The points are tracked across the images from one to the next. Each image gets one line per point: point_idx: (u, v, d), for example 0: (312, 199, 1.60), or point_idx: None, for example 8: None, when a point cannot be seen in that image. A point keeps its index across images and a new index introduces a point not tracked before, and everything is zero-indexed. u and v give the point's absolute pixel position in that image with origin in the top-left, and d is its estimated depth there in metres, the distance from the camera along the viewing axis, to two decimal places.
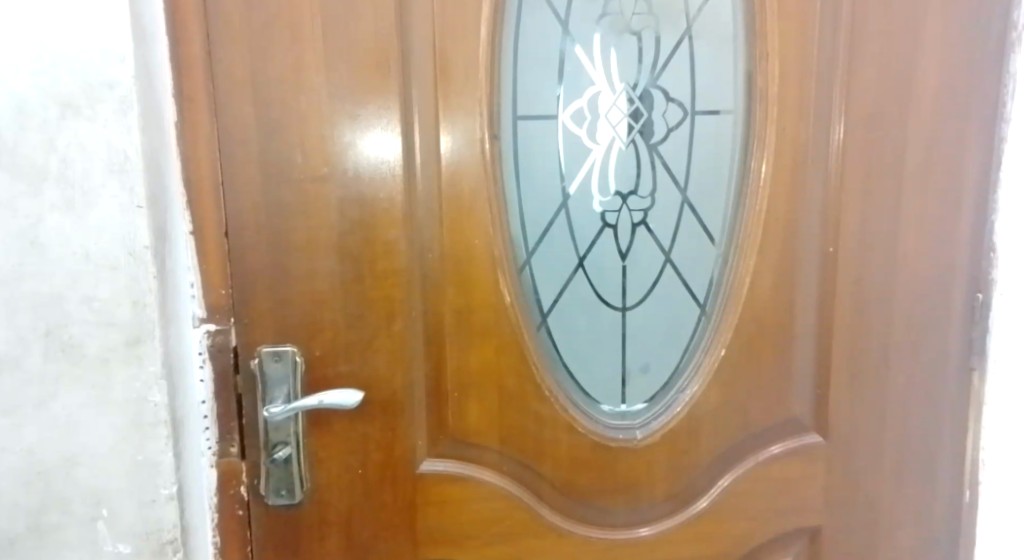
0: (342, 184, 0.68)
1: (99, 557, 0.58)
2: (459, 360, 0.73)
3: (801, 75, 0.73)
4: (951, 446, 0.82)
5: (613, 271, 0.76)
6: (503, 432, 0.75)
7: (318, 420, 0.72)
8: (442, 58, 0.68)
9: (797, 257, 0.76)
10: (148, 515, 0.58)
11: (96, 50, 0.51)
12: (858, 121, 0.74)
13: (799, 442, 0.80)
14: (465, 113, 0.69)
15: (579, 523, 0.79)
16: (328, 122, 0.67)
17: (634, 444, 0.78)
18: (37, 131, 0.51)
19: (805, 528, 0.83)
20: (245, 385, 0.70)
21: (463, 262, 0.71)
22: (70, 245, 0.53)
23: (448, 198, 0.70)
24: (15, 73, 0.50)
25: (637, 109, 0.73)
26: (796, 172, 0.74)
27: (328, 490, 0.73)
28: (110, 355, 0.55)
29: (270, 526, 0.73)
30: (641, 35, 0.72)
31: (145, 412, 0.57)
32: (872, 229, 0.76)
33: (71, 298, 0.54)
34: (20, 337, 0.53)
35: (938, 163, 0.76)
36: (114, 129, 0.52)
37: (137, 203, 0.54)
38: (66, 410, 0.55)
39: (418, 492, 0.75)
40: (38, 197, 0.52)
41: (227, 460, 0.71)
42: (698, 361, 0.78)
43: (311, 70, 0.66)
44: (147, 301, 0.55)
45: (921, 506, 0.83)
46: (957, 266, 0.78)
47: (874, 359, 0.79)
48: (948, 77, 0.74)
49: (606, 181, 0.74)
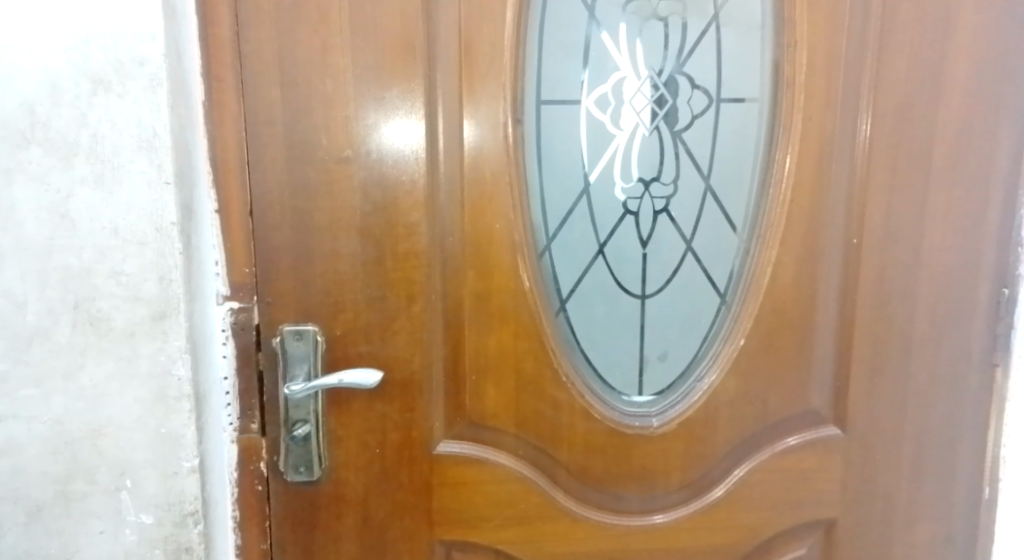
0: (366, 166, 0.68)
1: (122, 527, 0.59)
2: (478, 344, 0.74)
3: (829, 64, 0.72)
4: (971, 442, 0.81)
5: (634, 258, 0.76)
6: (520, 416, 0.75)
7: (338, 399, 0.73)
8: (467, 42, 0.68)
9: (821, 249, 0.76)
10: (170, 487, 0.60)
11: (128, 28, 0.51)
12: (887, 112, 0.73)
13: (817, 434, 0.80)
14: (489, 98, 0.69)
15: (594, 508, 0.79)
16: (354, 105, 0.67)
17: (650, 431, 0.78)
18: (69, 107, 0.52)
19: (821, 521, 0.82)
20: (266, 362, 0.71)
21: (483, 246, 0.72)
22: (99, 220, 0.54)
23: (470, 182, 0.70)
24: (49, 49, 0.51)
25: (662, 96, 0.72)
26: (822, 162, 0.74)
27: (346, 468, 0.74)
28: (136, 329, 0.56)
29: (288, 502, 0.74)
30: (668, 21, 0.71)
31: (170, 386, 0.58)
32: (899, 221, 0.75)
33: (99, 272, 0.55)
34: (51, 309, 0.54)
35: (967, 156, 0.75)
36: (143, 105, 0.53)
37: (165, 179, 0.55)
38: (93, 382, 0.56)
39: (434, 473, 0.75)
40: (69, 170, 0.53)
41: (248, 436, 0.72)
42: (717, 350, 0.78)
43: (337, 52, 0.66)
44: (174, 276, 0.56)
45: (939, 501, 0.83)
46: (983, 261, 0.77)
47: (896, 353, 0.78)
48: (981, 68, 0.73)
49: (629, 168, 0.74)
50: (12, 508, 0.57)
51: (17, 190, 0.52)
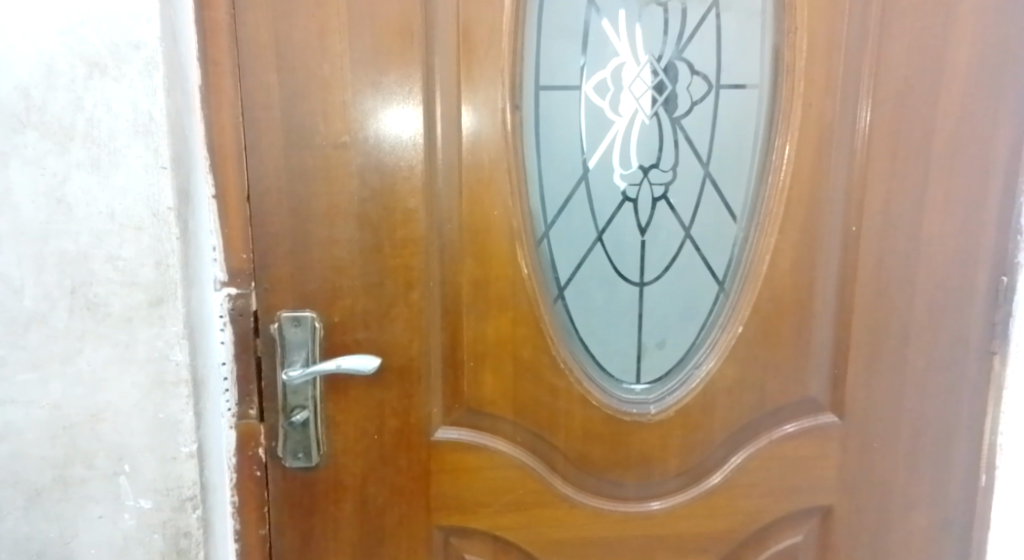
0: (363, 152, 0.68)
1: (121, 511, 0.59)
2: (476, 331, 0.73)
3: (830, 50, 0.71)
4: (968, 430, 0.81)
5: (632, 246, 0.76)
6: (518, 403, 0.76)
7: (336, 385, 0.73)
8: (465, 27, 0.67)
9: (820, 236, 0.75)
10: (169, 472, 0.60)
11: (122, 11, 0.51)
12: (887, 98, 0.72)
13: (814, 421, 0.80)
14: (488, 84, 0.69)
15: (592, 494, 0.79)
16: (351, 90, 0.67)
17: (648, 418, 0.78)
18: (64, 91, 0.51)
19: (818, 508, 0.83)
20: (265, 348, 0.71)
21: (482, 232, 0.71)
22: (95, 205, 0.54)
23: (469, 168, 0.70)
24: (44, 32, 0.50)
25: (661, 82, 0.72)
26: (821, 149, 0.73)
27: (344, 454, 0.75)
28: (134, 314, 0.56)
29: (287, 488, 0.75)
30: (668, 6, 0.71)
31: (167, 371, 0.58)
32: (899, 208, 0.75)
33: (95, 257, 0.55)
34: (47, 294, 0.54)
35: (967, 143, 0.74)
36: (139, 90, 0.52)
37: (161, 164, 0.54)
38: (90, 367, 0.56)
39: (432, 459, 0.76)
40: (65, 155, 0.52)
41: (246, 422, 0.72)
42: (715, 337, 0.78)
43: (335, 36, 0.65)
44: (171, 261, 0.56)
45: (936, 489, 0.83)
46: (982, 249, 0.77)
47: (894, 340, 0.78)
48: (982, 54, 0.72)
49: (628, 155, 0.73)
50: (11, 493, 0.57)
51: (13, 174, 0.52)
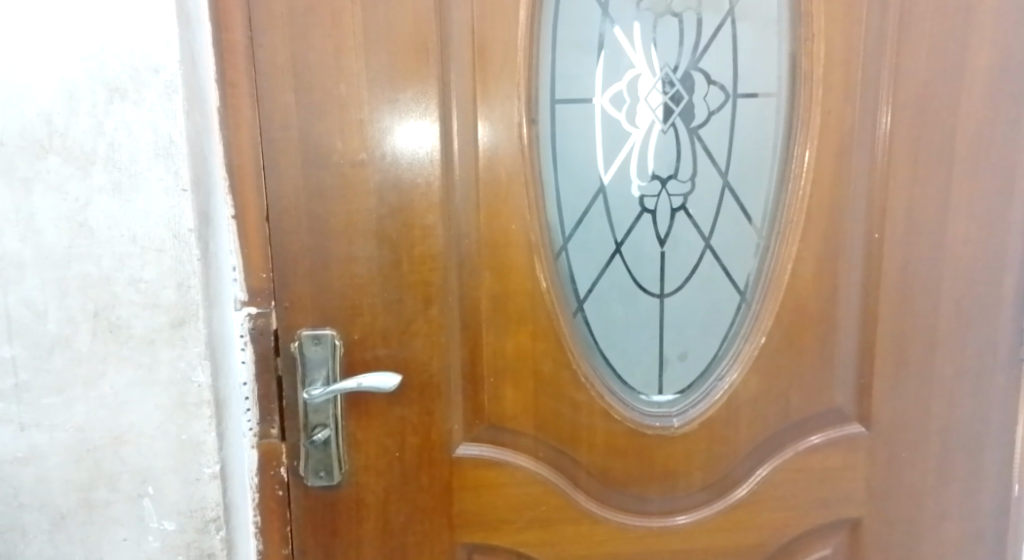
0: (380, 168, 0.68)
1: (145, 534, 0.59)
2: (496, 345, 0.73)
3: (848, 56, 0.70)
4: (999, 439, 0.80)
5: (652, 257, 0.75)
6: (540, 417, 0.75)
7: (356, 403, 0.72)
8: (480, 43, 0.67)
9: (841, 245, 0.75)
10: (192, 494, 0.59)
11: (142, 37, 0.51)
12: (907, 104, 0.72)
13: (840, 432, 0.79)
14: (503, 99, 0.69)
15: (615, 510, 0.78)
16: (367, 107, 0.67)
17: (671, 432, 0.77)
18: (86, 116, 0.52)
19: (846, 520, 0.81)
20: (285, 367, 0.71)
21: (500, 247, 0.71)
22: (117, 228, 0.54)
23: (486, 183, 0.70)
24: (66, 59, 0.51)
25: (677, 92, 0.72)
26: (841, 155, 0.73)
27: (366, 472, 0.74)
28: (156, 336, 0.56)
29: (309, 506, 0.74)
30: (683, 16, 0.70)
31: (189, 392, 0.58)
32: (922, 213, 0.74)
33: (118, 280, 0.55)
34: (71, 318, 0.55)
35: (991, 147, 0.73)
36: (159, 113, 0.52)
37: (182, 186, 0.54)
38: (114, 390, 0.56)
39: (454, 476, 0.75)
40: (87, 179, 0.53)
41: (268, 441, 0.72)
42: (737, 348, 0.77)
43: (350, 55, 0.66)
44: (192, 282, 0.56)
45: (968, 499, 0.81)
46: (1008, 254, 0.76)
47: (921, 349, 0.77)
48: (1004, 58, 0.71)
49: (645, 165, 0.73)
50: (36, 516, 0.57)
51: (35, 199, 0.52)
